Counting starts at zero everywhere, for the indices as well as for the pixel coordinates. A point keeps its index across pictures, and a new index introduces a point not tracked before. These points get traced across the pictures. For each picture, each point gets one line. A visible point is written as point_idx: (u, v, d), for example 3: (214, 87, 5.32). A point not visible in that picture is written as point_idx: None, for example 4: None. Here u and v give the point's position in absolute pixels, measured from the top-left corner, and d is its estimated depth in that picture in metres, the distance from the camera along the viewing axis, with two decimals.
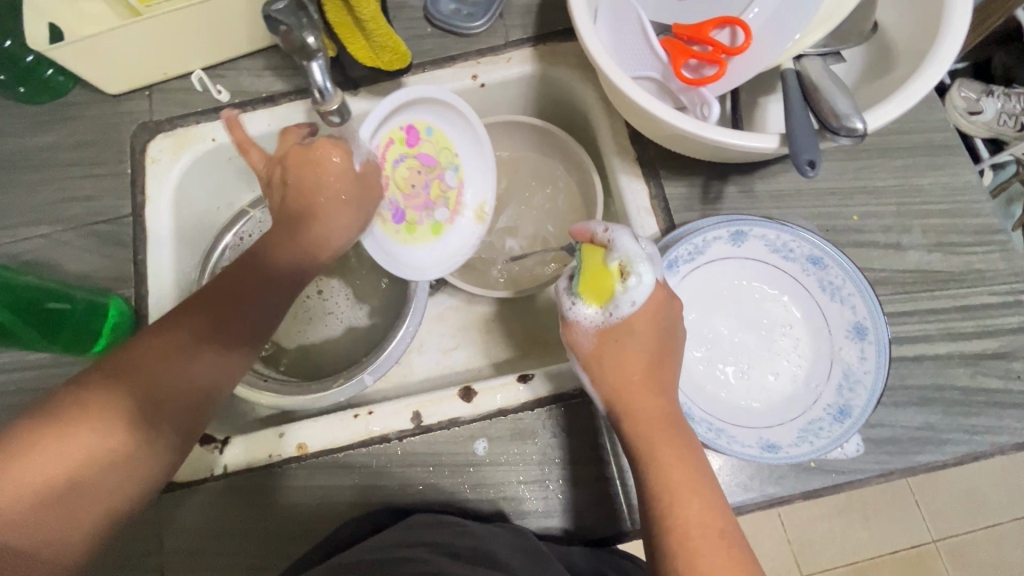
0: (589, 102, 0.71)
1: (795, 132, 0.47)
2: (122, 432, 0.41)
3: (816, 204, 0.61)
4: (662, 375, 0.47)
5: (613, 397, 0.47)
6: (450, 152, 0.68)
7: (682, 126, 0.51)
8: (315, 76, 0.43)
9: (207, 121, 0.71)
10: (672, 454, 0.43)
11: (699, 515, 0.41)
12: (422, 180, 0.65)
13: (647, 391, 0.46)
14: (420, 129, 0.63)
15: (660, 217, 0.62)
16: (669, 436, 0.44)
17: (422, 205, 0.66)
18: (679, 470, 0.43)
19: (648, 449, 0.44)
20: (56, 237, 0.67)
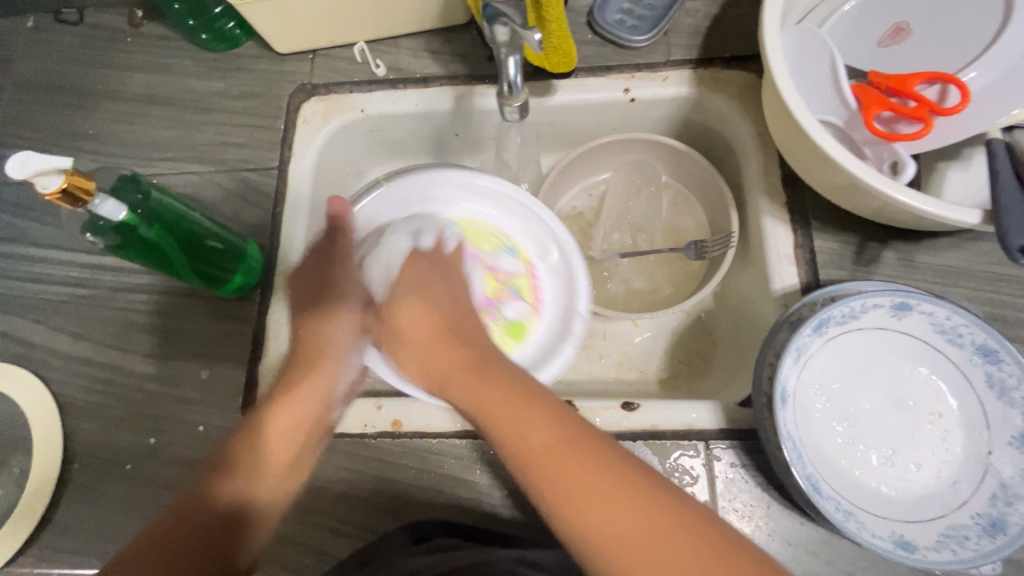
0: (741, 136, 0.68)
1: (1006, 207, 0.43)
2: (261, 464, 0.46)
3: (984, 289, 0.55)
4: (524, 411, 0.40)
5: (480, 423, 0.42)
6: (493, 237, 0.66)
7: (869, 180, 0.48)
8: (510, 71, 0.51)
9: (360, 92, 0.73)
10: (608, 498, 0.36)
11: (666, 564, 0.34)
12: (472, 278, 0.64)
13: (505, 416, 0.40)
14: (463, 227, 0.66)
15: (803, 269, 0.58)
16: (585, 474, 0.37)
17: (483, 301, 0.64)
18: (625, 505, 0.36)
19: (543, 496, 0.38)
20: (208, 177, 0.71)
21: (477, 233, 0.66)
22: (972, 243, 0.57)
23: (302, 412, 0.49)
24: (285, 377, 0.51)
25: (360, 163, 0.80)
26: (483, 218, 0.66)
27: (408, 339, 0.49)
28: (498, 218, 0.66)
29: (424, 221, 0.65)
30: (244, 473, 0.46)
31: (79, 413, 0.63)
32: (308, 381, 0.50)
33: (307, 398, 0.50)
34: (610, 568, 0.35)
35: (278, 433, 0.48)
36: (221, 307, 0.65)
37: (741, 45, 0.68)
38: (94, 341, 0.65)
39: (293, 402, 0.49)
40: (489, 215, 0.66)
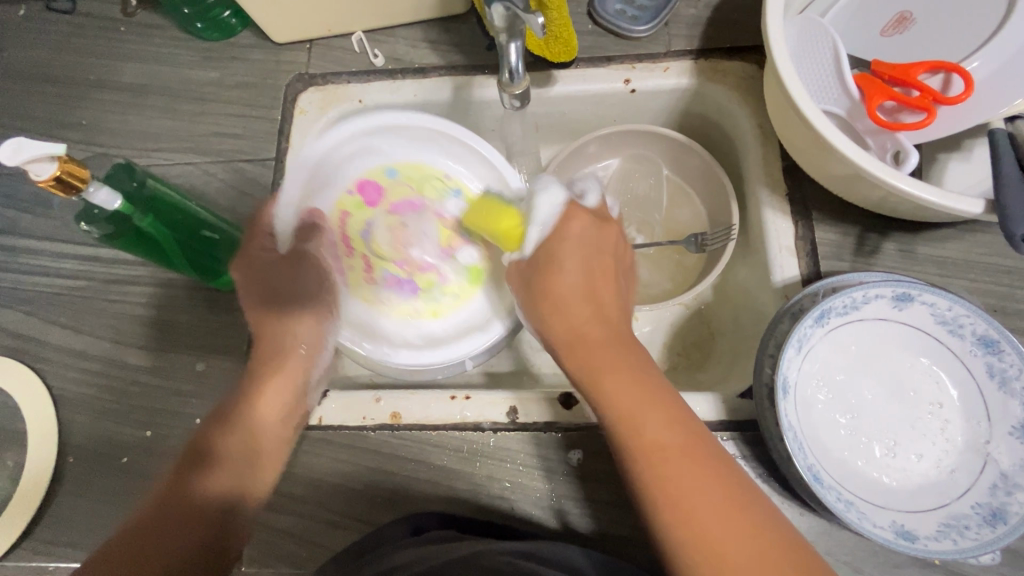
0: (741, 127, 0.68)
1: (1008, 197, 0.43)
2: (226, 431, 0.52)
3: (983, 280, 0.55)
4: (642, 386, 0.44)
5: (597, 401, 0.45)
6: (437, 180, 0.64)
7: (872, 170, 0.47)
8: (511, 58, 0.51)
9: (358, 83, 0.72)
10: (695, 477, 0.40)
11: (737, 546, 0.38)
12: (417, 228, 0.64)
13: (631, 391, 0.44)
14: (378, 180, 0.62)
15: (804, 260, 0.58)
16: (678, 452, 0.41)
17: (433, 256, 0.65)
18: (708, 486, 0.40)
19: (642, 459, 0.42)
20: (204, 168, 0.71)
21: (422, 176, 0.63)
22: (973, 234, 0.57)
23: (274, 406, 0.54)
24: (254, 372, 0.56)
25: None
26: (410, 158, 0.63)
27: (555, 296, 0.49)
28: (440, 158, 0.64)
29: (370, 180, 0.62)
30: (231, 467, 0.50)
31: (74, 405, 0.62)
32: (283, 382, 0.55)
33: (281, 393, 0.55)
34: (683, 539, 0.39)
35: (266, 428, 0.53)
36: (218, 298, 0.64)
37: (743, 36, 0.67)
38: (89, 333, 0.65)
39: (271, 401, 0.54)
40: (412, 154, 0.63)
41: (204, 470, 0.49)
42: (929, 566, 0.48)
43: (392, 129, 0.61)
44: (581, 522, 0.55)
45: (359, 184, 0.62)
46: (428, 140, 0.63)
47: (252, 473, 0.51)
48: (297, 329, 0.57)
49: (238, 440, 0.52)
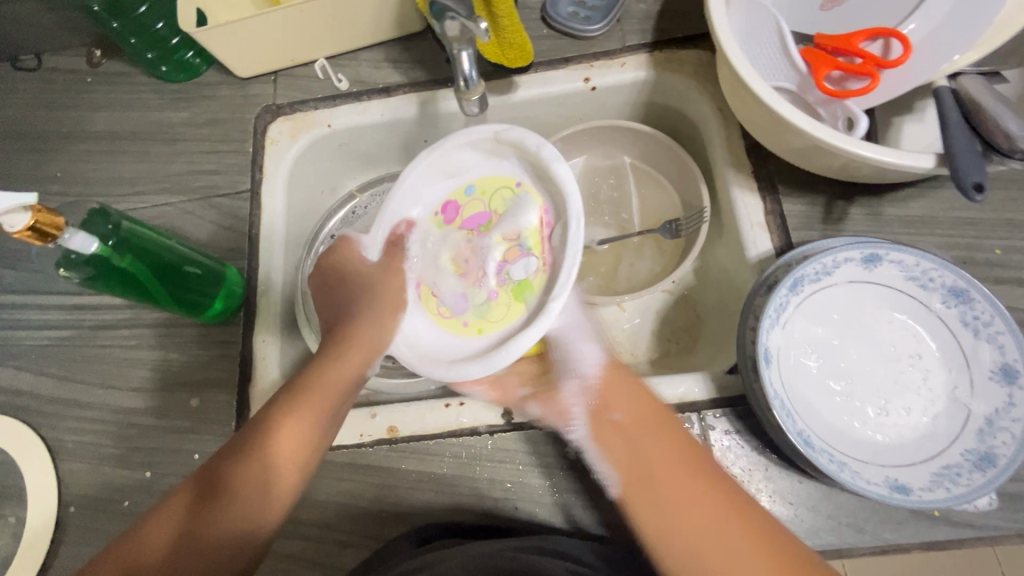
0: (702, 112, 0.69)
1: (955, 149, 0.44)
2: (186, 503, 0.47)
3: (951, 235, 0.57)
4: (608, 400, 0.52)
5: (660, 537, 0.45)
6: (508, 190, 0.57)
7: (829, 138, 0.48)
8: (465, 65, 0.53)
9: (326, 108, 0.74)
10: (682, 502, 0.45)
11: (708, 535, 0.44)
12: (474, 246, 0.58)
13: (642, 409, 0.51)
14: (459, 196, 0.59)
15: (775, 233, 0.60)
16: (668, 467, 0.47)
17: (458, 295, 0.57)
18: (706, 508, 0.45)
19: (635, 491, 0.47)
20: (181, 206, 0.71)
21: (495, 188, 0.58)
22: (937, 192, 0.58)
23: (294, 428, 0.50)
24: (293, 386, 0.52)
25: (332, 178, 0.80)
26: (484, 173, 0.58)
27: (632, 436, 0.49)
28: (513, 164, 0.57)
29: (451, 200, 0.59)
30: (242, 498, 0.47)
31: (71, 455, 0.62)
32: (329, 386, 0.53)
33: (302, 423, 0.51)
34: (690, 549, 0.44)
35: (247, 481, 0.48)
36: (208, 332, 0.64)
37: (692, 25, 0.69)
38: (82, 382, 0.65)
39: (281, 437, 0.49)
40: (487, 170, 0.58)
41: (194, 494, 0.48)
42: (931, 519, 0.49)
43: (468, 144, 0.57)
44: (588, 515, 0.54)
45: (441, 203, 0.59)
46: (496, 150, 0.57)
47: (260, 501, 0.48)
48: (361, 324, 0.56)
49: (251, 461, 0.49)
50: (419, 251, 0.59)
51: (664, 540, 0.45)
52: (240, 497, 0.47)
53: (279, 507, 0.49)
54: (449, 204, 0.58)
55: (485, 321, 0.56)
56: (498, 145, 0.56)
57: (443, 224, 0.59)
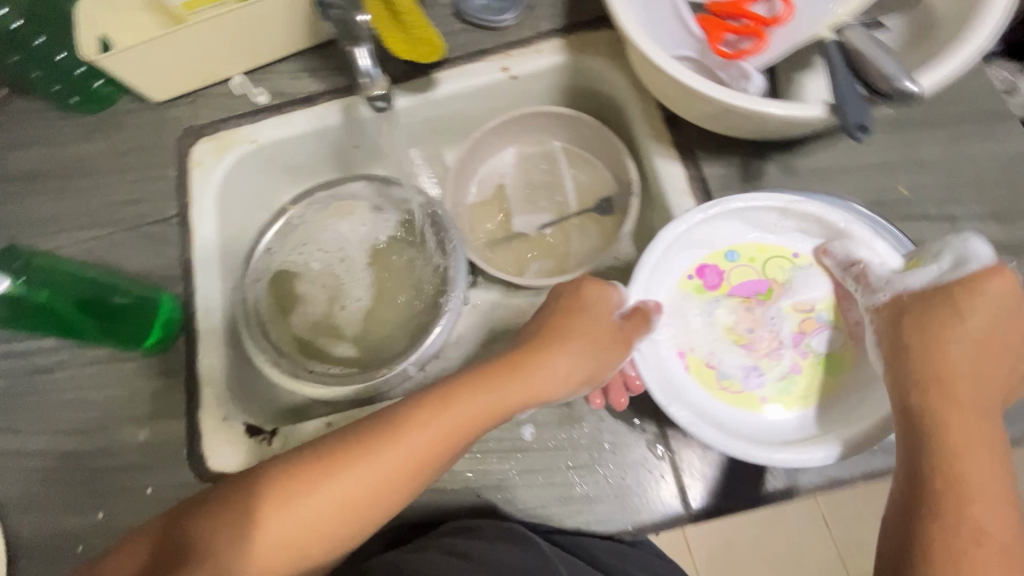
0: (621, 89, 0.71)
1: (841, 95, 0.46)
2: (159, 544, 0.42)
3: (861, 180, 0.60)
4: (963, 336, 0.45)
5: (954, 522, 0.39)
6: (782, 259, 0.58)
7: (731, 100, 0.51)
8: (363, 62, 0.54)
9: (249, 124, 0.73)
10: (985, 474, 0.40)
11: (981, 499, 0.40)
12: (759, 315, 0.56)
13: (973, 354, 0.44)
14: (720, 261, 0.58)
15: (698, 198, 0.62)
16: (966, 430, 0.42)
17: (745, 368, 0.55)
18: (978, 475, 0.41)
19: (937, 462, 0.41)
20: (108, 239, 0.69)
21: (766, 257, 0.58)
22: (843, 140, 0.61)
23: (296, 506, 0.43)
24: (317, 453, 0.45)
25: (267, 194, 0.79)
26: (739, 240, 0.58)
27: (978, 375, 0.44)
28: (787, 236, 0.58)
29: (709, 265, 0.58)
30: (232, 553, 0.41)
31: (17, 508, 0.60)
32: (393, 464, 0.45)
33: (329, 497, 0.43)
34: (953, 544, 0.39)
35: (248, 542, 0.42)
36: (149, 363, 0.63)
37: (601, 6, 0.71)
38: (22, 432, 0.62)
39: (279, 510, 0.43)
40: (751, 235, 0.58)
41: (171, 543, 0.42)
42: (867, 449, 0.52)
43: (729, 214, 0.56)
44: (550, 494, 0.55)
45: (701, 270, 0.58)
46: (762, 219, 0.57)
47: (246, 565, 0.41)
48: (540, 369, 0.51)
49: (233, 534, 0.42)
50: (697, 327, 0.56)
51: (945, 519, 0.39)
52: (221, 557, 0.41)
53: None
54: (708, 265, 0.57)
55: (787, 398, 0.54)
56: (780, 218, 0.56)
57: (703, 289, 0.57)
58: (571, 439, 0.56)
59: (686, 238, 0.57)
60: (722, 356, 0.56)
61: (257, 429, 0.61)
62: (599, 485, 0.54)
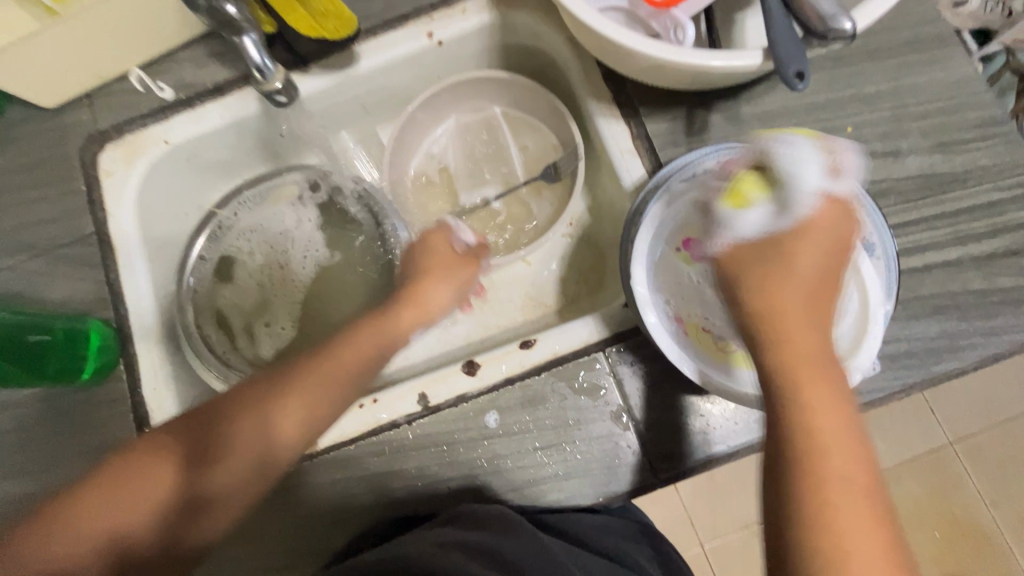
0: (556, 45, 0.66)
1: (778, 41, 0.43)
2: (151, 481, 0.46)
3: (808, 122, 0.58)
4: (828, 286, 0.42)
5: (809, 490, 0.37)
6: None
7: (664, 54, 0.47)
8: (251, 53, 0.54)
9: (157, 123, 0.66)
10: (839, 435, 0.38)
11: (840, 466, 0.37)
12: None
13: (788, 316, 0.40)
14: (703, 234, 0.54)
15: (645, 157, 0.59)
16: (826, 391, 0.39)
17: (735, 331, 0.51)
18: (834, 436, 0.38)
19: (796, 422, 0.39)
20: (21, 268, 0.63)
21: None
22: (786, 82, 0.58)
23: (262, 423, 0.49)
24: (245, 399, 0.50)
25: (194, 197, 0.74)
26: None
27: (769, 318, 0.41)
28: None
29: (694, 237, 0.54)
30: (214, 469, 0.47)
31: None
32: (321, 380, 0.51)
33: (291, 412, 0.50)
34: (805, 500, 0.37)
35: (217, 458, 0.48)
36: (89, 395, 0.59)
37: None
38: None
39: (247, 427, 0.48)
40: None
41: (170, 475, 0.47)
42: None
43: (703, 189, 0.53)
44: (521, 476, 0.54)
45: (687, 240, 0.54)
46: None
47: (224, 478, 0.48)
48: (431, 294, 0.60)
49: (223, 439, 0.48)
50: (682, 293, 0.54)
51: (804, 486, 0.37)
52: (192, 472, 0.47)
53: (228, 497, 0.48)
54: (692, 238, 0.54)
55: None
56: None
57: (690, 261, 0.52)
58: (538, 420, 0.55)
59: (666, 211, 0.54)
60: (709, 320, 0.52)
61: None
62: (568, 462, 0.54)
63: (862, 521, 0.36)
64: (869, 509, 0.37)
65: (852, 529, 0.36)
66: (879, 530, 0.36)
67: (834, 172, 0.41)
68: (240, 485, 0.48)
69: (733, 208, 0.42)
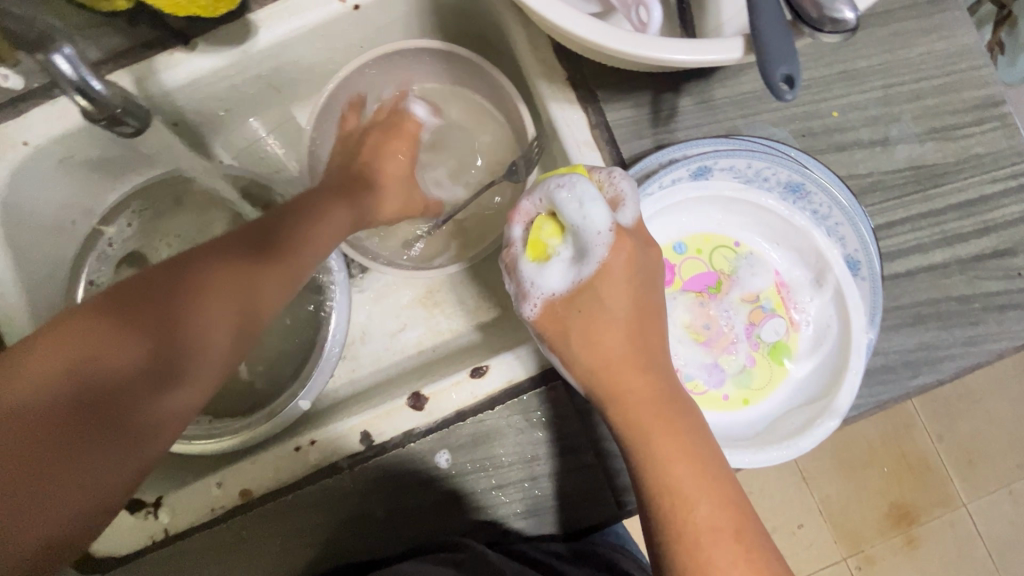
0: (498, 9, 0.55)
1: (761, 31, 0.35)
2: (103, 338, 0.36)
3: (789, 106, 0.50)
4: (653, 319, 0.42)
5: (678, 537, 0.37)
6: (730, 248, 0.46)
7: (624, 45, 0.38)
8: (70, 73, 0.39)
9: (9, 120, 0.53)
10: (701, 482, 0.38)
11: (706, 510, 0.37)
12: (715, 312, 0.44)
13: (630, 362, 0.40)
14: (666, 252, 0.45)
15: (605, 152, 0.51)
16: (676, 435, 0.39)
17: (708, 367, 0.43)
18: (690, 478, 0.38)
19: (652, 480, 0.38)
20: None
21: (714, 245, 0.46)
22: None
23: (240, 290, 0.42)
24: (217, 269, 0.42)
25: (77, 203, 0.62)
26: (693, 226, 0.46)
27: (612, 360, 0.40)
28: (735, 219, 0.45)
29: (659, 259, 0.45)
30: (180, 309, 0.39)
31: None
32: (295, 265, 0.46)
33: (272, 286, 0.44)
34: (683, 558, 0.36)
35: (191, 325, 0.39)
36: None
37: None
38: None
39: (211, 305, 0.40)
40: (699, 223, 0.46)
41: (139, 344, 0.37)
42: None
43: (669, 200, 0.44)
44: (478, 518, 0.51)
45: None
46: (709, 202, 0.45)
47: (195, 333, 0.39)
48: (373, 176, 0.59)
49: (187, 306, 0.40)
50: None
51: (677, 532, 0.37)
52: (159, 339, 0.38)
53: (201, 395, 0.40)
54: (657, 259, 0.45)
55: (755, 390, 0.43)
56: (728, 203, 0.45)
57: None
58: (496, 456, 0.51)
59: None
60: (680, 354, 0.43)
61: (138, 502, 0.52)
62: (528, 499, 0.51)
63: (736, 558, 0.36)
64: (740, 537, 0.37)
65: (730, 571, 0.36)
66: (752, 556, 0.37)
67: (615, 207, 0.41)
68: (214, 355, 0.40)
69: (536, 262, 0.41)
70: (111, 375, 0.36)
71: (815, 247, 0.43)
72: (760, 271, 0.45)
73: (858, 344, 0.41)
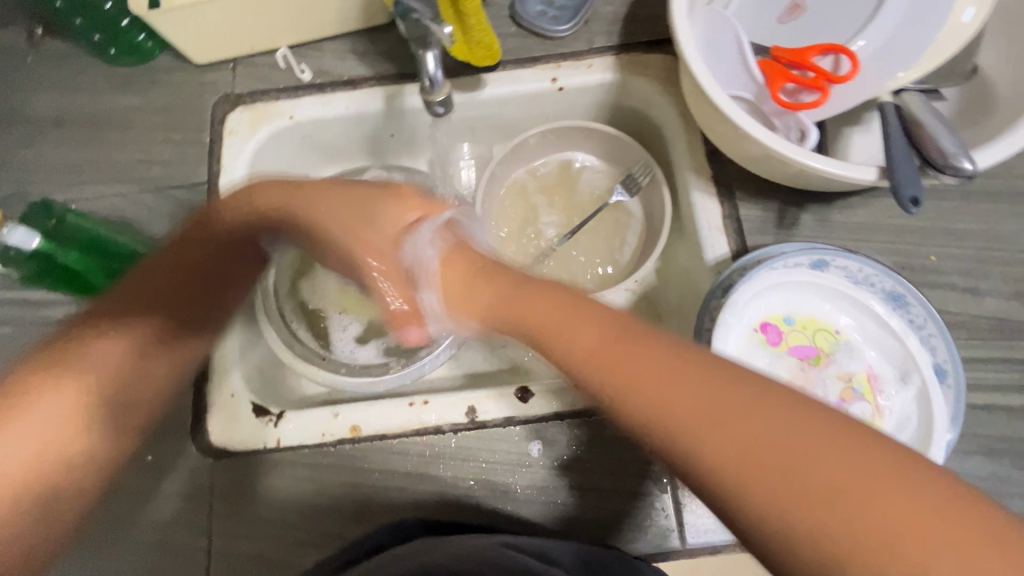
0: (665, 116, 0.71)
1: (896, 164, 0.47)
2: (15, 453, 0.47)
3: (893, 241, 0.60)
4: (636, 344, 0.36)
5: (764, 484, 0.29)
6: (834, 333, 0.54)
7: (783, 150, 0.51)
8: (430, 65, 0.56)
9: (288, 99, 0.72)
10: (751, 414, 0.30)
11: (776, 434, 0.30)
12: (811, 379, 0.52)
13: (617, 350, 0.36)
14: (778, 321, 0.54)
15: (731, 237, 0.62)
16: (698, 387, 0.32)
17: None
18: (763, 409, 0.31)
19: (735, 479, 0.30)
20: (132, 198, 0.68)
21: (821, 325, 0.54)
22: (880, 199, 0.61)
23: (154, 372, 0.56)
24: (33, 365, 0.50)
25: (294, 172, 0.78)
26: (808, 307, 0.54)
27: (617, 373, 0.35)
28: (844, 310, 0.54)
29: (772, 323, 0.54)
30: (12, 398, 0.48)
31: None
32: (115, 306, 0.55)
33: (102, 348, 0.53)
34: (802, 527, 0.28)
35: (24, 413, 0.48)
36: None
37: (660, 28, 0.70)
38: None
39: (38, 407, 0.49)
40: (813, 305, 0.54)
41: (98, 433, 0.51)
42: None
43: (792, 279, 0.53)
44: (549, 511, 0.57)
45: (764, 325, 0.53)
46: (821, 290, 0.54)
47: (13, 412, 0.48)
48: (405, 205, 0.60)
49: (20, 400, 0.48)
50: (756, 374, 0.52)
51: (748, 485, 0.29)
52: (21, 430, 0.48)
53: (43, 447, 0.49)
54: (772, 323, 0.53)
55: None
56: (839, 294, 0.53)
57: (765, 344, 0.53)
58: (579, 460, 0.57)
59: (758, 291, 0.53)
60: None
61: (265, 410, 0.60)
62: (597, 507, 0.56)
63: (914, 513, 0.27)
64: (857, 458, 0.28)
65: (884, 509, 0.27)
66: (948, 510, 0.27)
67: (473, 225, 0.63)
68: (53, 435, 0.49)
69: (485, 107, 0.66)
70: (21, 425, 0.48)
71: (910, 349, 0.50)
72: (858, 357, 0.52)
73: (939, 436, 0.47)
